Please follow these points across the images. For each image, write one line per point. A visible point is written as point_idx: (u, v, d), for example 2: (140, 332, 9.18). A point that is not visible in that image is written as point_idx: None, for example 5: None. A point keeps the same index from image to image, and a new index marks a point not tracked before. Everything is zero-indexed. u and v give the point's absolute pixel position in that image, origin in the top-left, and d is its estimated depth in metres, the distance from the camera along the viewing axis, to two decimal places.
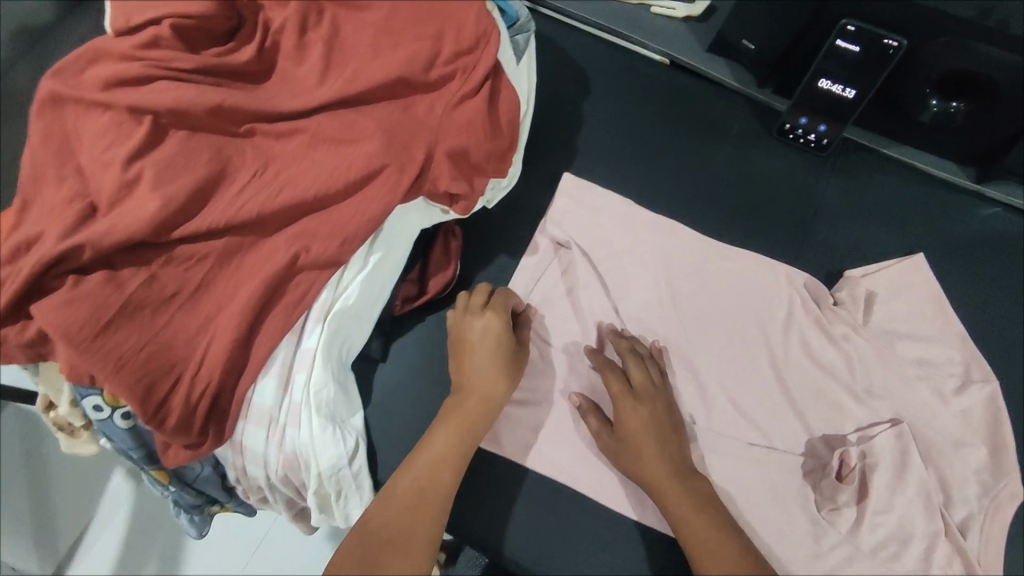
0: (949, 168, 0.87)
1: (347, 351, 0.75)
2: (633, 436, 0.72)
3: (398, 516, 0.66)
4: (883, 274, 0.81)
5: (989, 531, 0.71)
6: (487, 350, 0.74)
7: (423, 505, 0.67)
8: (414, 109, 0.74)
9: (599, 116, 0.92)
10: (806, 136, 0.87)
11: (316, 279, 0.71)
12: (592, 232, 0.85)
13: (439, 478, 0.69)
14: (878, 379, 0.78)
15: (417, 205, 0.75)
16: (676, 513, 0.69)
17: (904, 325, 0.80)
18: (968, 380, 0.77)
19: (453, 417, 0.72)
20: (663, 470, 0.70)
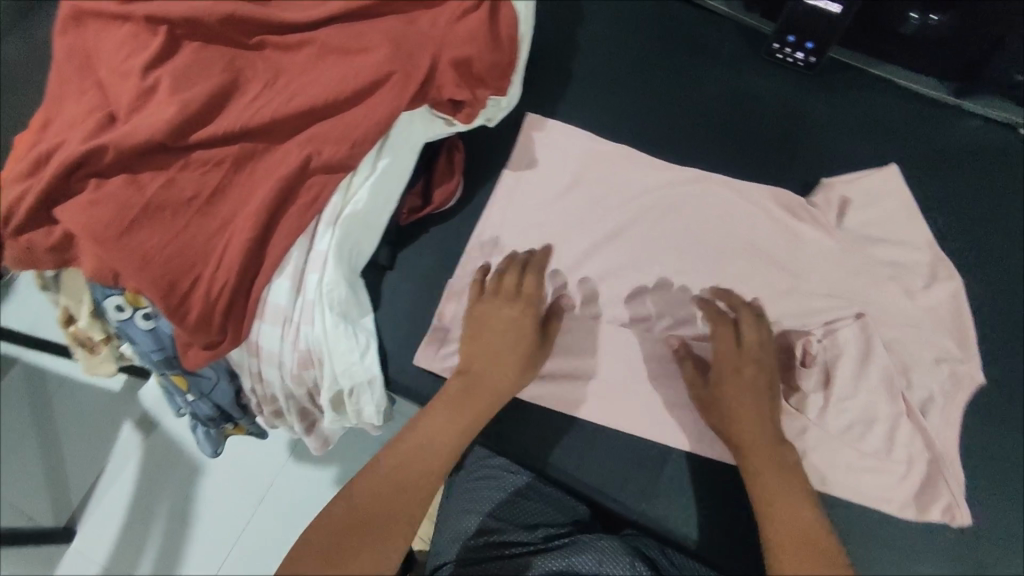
0: (932, 85, 0.91)
1: (358, 254, 0.79)
2: (733, 395, 0.73)
3: (382, 492, 0.66)
4: (861, 183, 0.85)
5: (948, 411, 0.78)
6: (514, 335, 0.75)
7: (417, 484, 0.67)
8: (419, 22, 0.77)
9: (594, 41, 0.95)
10: (794, 55, 0.91)
11: (327, 182, 0.75)
12: (576, 150, 0.89)
13: (439, 449, 0.70)
14: (858, 279, 0.83)
15: (421, 114, 0.79)
16: (761, 479, 0.70)
17: (878, 230, 0.84)
18: (935, 277, 0.82)
19: (446, 399, 0.73)
20: (757, 428, 0.71)
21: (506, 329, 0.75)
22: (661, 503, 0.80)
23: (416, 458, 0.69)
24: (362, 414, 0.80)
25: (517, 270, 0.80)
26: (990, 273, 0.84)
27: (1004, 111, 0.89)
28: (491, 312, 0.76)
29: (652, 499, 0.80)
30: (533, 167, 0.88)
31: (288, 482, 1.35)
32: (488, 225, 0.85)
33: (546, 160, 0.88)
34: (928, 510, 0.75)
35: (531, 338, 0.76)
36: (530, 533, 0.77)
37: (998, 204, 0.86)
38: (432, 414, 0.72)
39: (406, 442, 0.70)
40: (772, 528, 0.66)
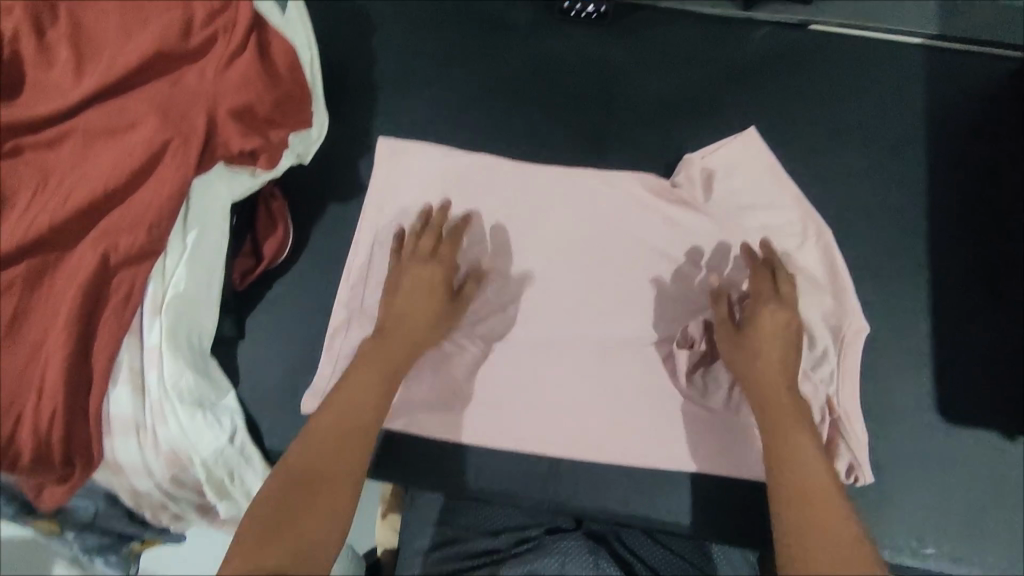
0: (719, 5, 0.93)
1: (197, 337, 0.73)
2: (763, 340, 0.71)
3: (316, 448, 0.63)
4: (721, 152, 0.83)
5: (844, 371, 0.77)
6: (428, 309, 0.75)
7: (355, 443, 0.65)
8: (184, 81, 0.72)
9: (392, 48, 0.92)
10: (585, 9, 0.92)
11: (135, 276, 0.70)
12: (418, 177, 0.84)
13: (366, 404, 0.68)
14: (720, 249, 0.81)
15: (219, 173, 0.73)
16: (779, 451, 0.65)
17: (745, 197, 0.83)
18: (806, 237, 0.81)
19: (375, 359, 0.71)
20: (779, 382, 0.70)
21: (412, 291, 0.75)
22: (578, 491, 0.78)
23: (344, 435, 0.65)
24: (253, 497, 0.74)
25: (422, 223, 0.80)
26: (816, 167, 0.87)
27: (790, 12, 0.92)
28: (416, 270, 0.76)
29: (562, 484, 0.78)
30: (382, 223, 0.82)
31: None
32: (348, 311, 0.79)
33: (395, 207, 0.83)
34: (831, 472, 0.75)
35: (442, 300, 0.75)
36: (495, 539, 0.74)
37: (811, 100, 0.89)
38: (359, 375, 0.70)
39: (333, 406, 0.67)
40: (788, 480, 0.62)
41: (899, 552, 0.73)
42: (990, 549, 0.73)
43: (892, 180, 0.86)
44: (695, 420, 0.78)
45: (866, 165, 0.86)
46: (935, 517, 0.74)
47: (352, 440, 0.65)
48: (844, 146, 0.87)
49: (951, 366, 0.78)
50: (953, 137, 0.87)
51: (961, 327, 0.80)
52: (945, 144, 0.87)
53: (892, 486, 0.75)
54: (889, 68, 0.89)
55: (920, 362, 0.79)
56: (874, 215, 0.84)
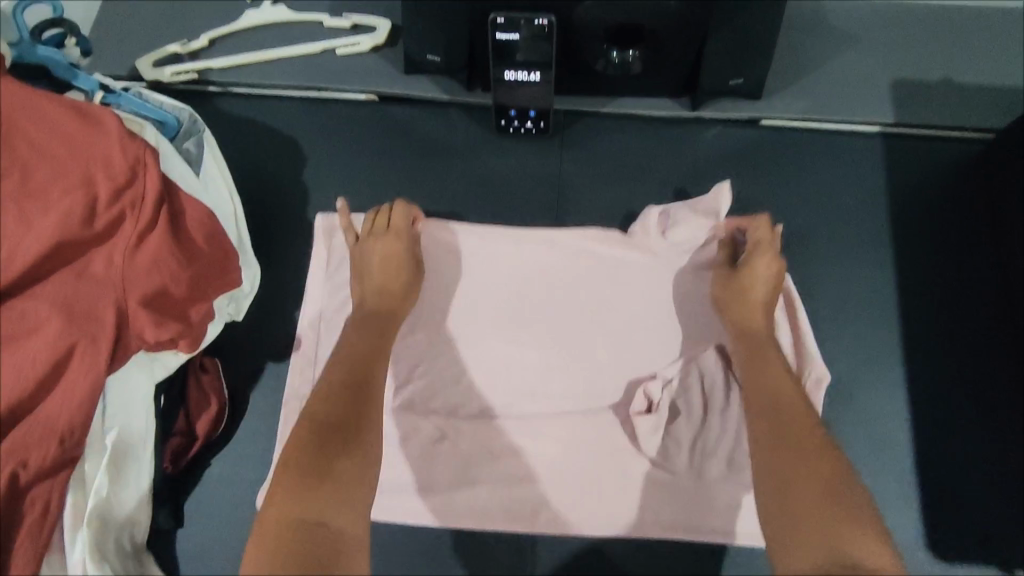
0: (666, 104, 0.88)
1: (128, 537, 0.70)
2: (754, 277, 0.74)
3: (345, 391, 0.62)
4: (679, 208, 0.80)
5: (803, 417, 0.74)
6: (398, 276, 0.75)
7: (363, 391, 0.62)
8: (91, 269, 0.67)
9: (325, 180, 0.88)
10: (522, 125, 0.87)
11: (52, 488, 0.64)
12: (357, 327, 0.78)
13: (359, 357, 0.67)
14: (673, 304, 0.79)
15: (137, 361, 0.69)
16: (761, 372, 0.68)
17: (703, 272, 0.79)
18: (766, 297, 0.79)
19: (370, 324, 0.71)
20: (760, 325, 0.73)
21: (386, 260, 0.75)
22: None
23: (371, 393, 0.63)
24: None
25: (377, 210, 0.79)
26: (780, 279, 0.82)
27: (740, 110, 0.87)
28: (377, 245, 0.76)
29: None
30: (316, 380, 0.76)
31: None
32: None
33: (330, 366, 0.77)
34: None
35: (412, 261, 0.76)
36: None
37: (766, 205, 0.85)
38: (362, 345, 0.68)
39: (340, 364, 0.65)
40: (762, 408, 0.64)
41: None
42: None
43: (858, 285, 0.82)
44: (658, 480, 0.74)
45: (829, 273, 0.83)
46: None
47: (365, 395, 0.62)
48: (806, 252, 0.83)
49: (942, 495, 0.73)
50: (916, 236, 0.84)
51: (942, 443, 0.75)
52: (907, 242, 0.83)
53: None
54: (843, 162, 0.86)
55: (908, 494, 0.74)
56: (843, 328, 0.80)
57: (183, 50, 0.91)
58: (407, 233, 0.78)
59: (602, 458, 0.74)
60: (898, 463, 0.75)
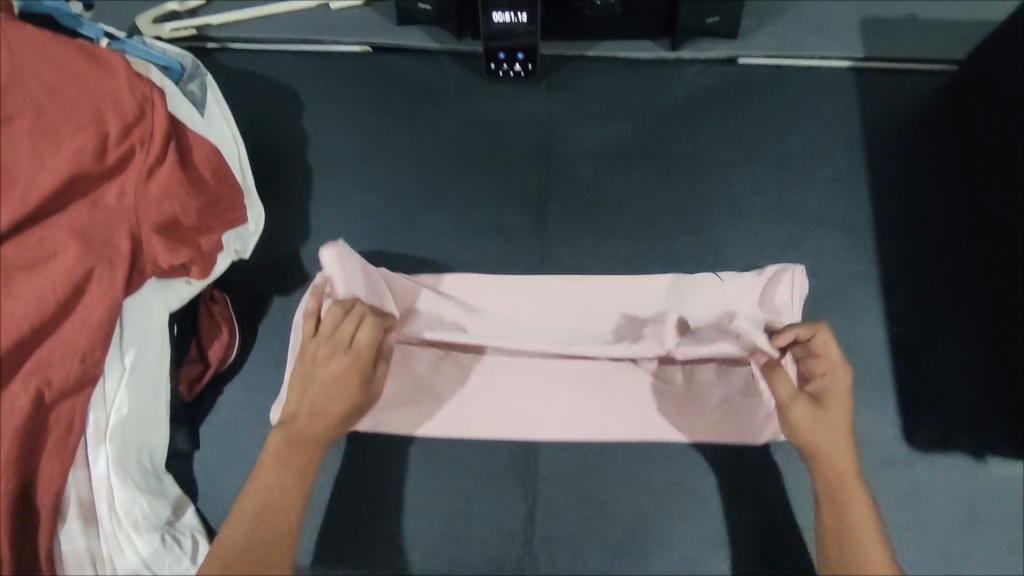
0: (647, 46, 0.92)
1: (149, 456, 0.73)
2: (820, 424, 0.68)
3: (255, 514, 0.66)
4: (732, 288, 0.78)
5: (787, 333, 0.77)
6: (340, 395, 0.70)
7: (294, 486, 0.68)
8: (104, 200, 0.70)
9: (322, 127, 0.91)
10: (511, 69, 0.91)
11: (74, 406, 0.67)
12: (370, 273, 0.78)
13: (280, 495, 0.67)
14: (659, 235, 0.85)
15: (151, 288, 0.73)
16: (849, 515, 0.66)
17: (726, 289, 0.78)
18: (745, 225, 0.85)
19: (284, 441, 0.69)
20: (839, 442, 0.68)
21: (331, 394, 0.70)
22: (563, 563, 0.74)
23: (249, 499, 0.67)
24: None
25: (336, 314, 0.72)
26: (760, 206, 0.86)
27: (717, 48, 0.91)
28: (318, 369, 0.70)
29: (536, 558, 0.74)
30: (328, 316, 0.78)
31: None
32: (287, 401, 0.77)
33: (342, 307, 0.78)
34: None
35: (361, 384, 0.71)
36: None
37: (747, 137, 0.89)
38: (273, 459, 0.69)
39: (255, 484, 0.68)
40: (838, 527, 0.66)
41: None
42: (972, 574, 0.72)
43: (838, 208, 0.85)
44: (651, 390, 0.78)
45: (809, 197, 0.86)
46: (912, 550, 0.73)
47: (274, 495, 0.67)
48: (787, 179, 0.87)
49: (920, 397, 0.77)
50: (891, 161, 0.87)
51: (919, 348, 0.79)
52: (884, 166, 0.87)
53: None
54: (818, 95, 0.90)
55: (888, 397, 0.78)
56: (824, 247, 0.84)
57: (181, 8, 0.94)
58: (363, 353, 0.71)
59: (594, 374, 0.79)
60: (879, 367, 0.79)
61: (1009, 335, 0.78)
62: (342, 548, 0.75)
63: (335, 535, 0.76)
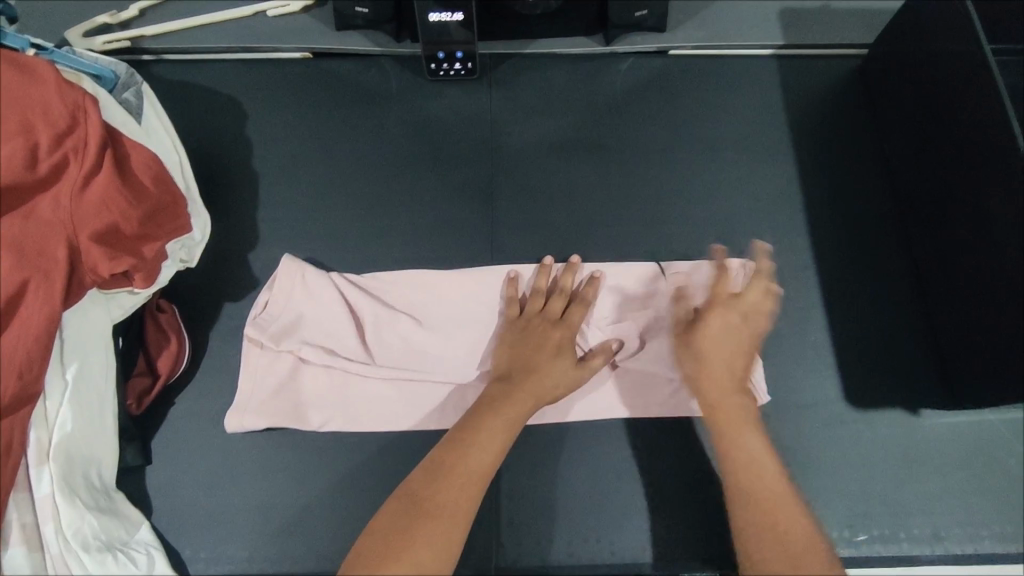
0: (583, 43, 0.96)
1: (97, 474, 0.70)
2: (709, 341, 0.72)
3: (454, 489, 0.63)
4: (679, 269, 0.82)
5: None
6: (555, 359, 0.73)
7: (467, 494, 0.63)
8: (36, 211, 0.68)
9: (265, 134, 0.91)
10: (452, 68, 0.92)
11: (12, 427, 0.64)
12: (317, 281, 0.79)
13: (474, 476, 0.64)
14: (609, 221, 0.87)
15: (92, 300, 0.71)
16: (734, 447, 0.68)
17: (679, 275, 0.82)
18: (689, 205, 0.88)
19: (526, 386, 0.71)
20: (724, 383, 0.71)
21: (552, 344, 0.74)
22: (530, 548, 0.74)
23: (466, 461, 0.64)
24: None
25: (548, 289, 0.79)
26: (699, 188, 0.89)
27: (648, 42, 0.96)
28: (545, 332, 0.75)
29: (503, 546, 0.74)
30: (277, 322, 0.78)
31: None
32: (242, 414, 0.76)
33: (292, 315, 0.78)
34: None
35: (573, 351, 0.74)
36: None
37: (684, 123, 0.92)
38: (487, 417, 0.68)
39: (479, 439, 0.66)
40: (734, 464, 0.67)
41: (836, 546, 0.75)
42: (917, 523, 0.76)
43: (773, 186, 0.89)
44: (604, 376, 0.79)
45: (745, 178, 0.90)
46: (862, 505, 0.76)
47: (479, 467, 0.64)
48: (724, 162, 0.91)
49: (858, 359, 0.81)
50: (816, 140, 0.92)
51: (854, 313, 0.84)
52: (810, 146, 0.92)
53: (819, 481, 0.77)
54: (746, 82, 0.95)
55: (830, 361, 0.81)
56: (763, 223, 0.88)
57: (114, 21, 0.93)
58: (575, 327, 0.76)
59: None
60: (820, 333, 0.82)
61: (930, 296, 0.83)
62: (303, 556, 0.73)
63: (299, 545, 0.73)
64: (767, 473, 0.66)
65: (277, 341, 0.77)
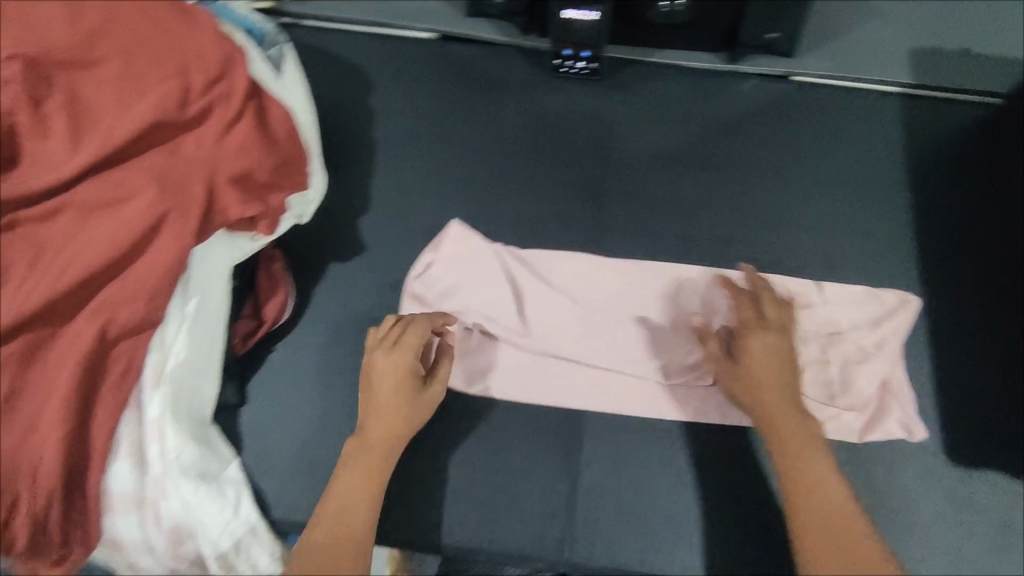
0: (708, 58, 0.96)
1: (199, 407, 0.72)
2: (758, 368, 0.72)
3: (350, 495, 0.69)
4: (842, 293, 0.83)
5: (894, 346, 0.80)
6: (411, 395, 0.73)
7: (371, 483, 0.70)
8: (182, 149, 0.71)
9: (388, 106, 0.93)
10: (576, 66, 0.94)
11: (134, 348, 0.68)
12: (481, 253, 0.83)
13: (370, 473, 0.70)
14: (716, 238, 0.87)
15: (218, 240, 0.73)
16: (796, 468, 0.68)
17: (842, 299, 0.83)
18: (797, 233, 0.87)
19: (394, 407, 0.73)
20: (777, 402, 0.71)
21: (394, 377, 0.73)
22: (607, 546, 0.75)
23: (368, 459, 0.71)
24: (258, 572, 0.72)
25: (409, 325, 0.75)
26: (809, 217, 0.88)
27: (774, 65, 0.95)
28: (373, 366, 0.73)
29: (575, 540, 0.75)
30: (442, 285, 0.82)
31: None
32: None
33: (457, 280, 0.82)
34: (886, 431, 0.78)
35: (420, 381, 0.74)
36: None
37: (801, 150, 0.92)
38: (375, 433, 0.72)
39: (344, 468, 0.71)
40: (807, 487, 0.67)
41: None
42: None
43: (886, 225, 0.88)
44: None
45: (858, 214, 0.88)
46: (946, 565, 0.74)
47: (365, 471, 0.71)
48: (838, 195, 0.89)
49: (958, 413, 0.79)
50: (937, 186, 0.90)
51: (959, 366, 0.81)
52: (930, 191, 0.90)
53: (906, 531, 0.75)
54: (869, 117, 0.93)
55: (927, 411, 0.80)
56: (872, 261, 0.86)
57: None
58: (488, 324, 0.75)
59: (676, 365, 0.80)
60: (919, 381, 0.81)
61: None
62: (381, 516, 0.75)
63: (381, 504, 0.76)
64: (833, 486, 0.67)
65: (439, 301, 0.81)
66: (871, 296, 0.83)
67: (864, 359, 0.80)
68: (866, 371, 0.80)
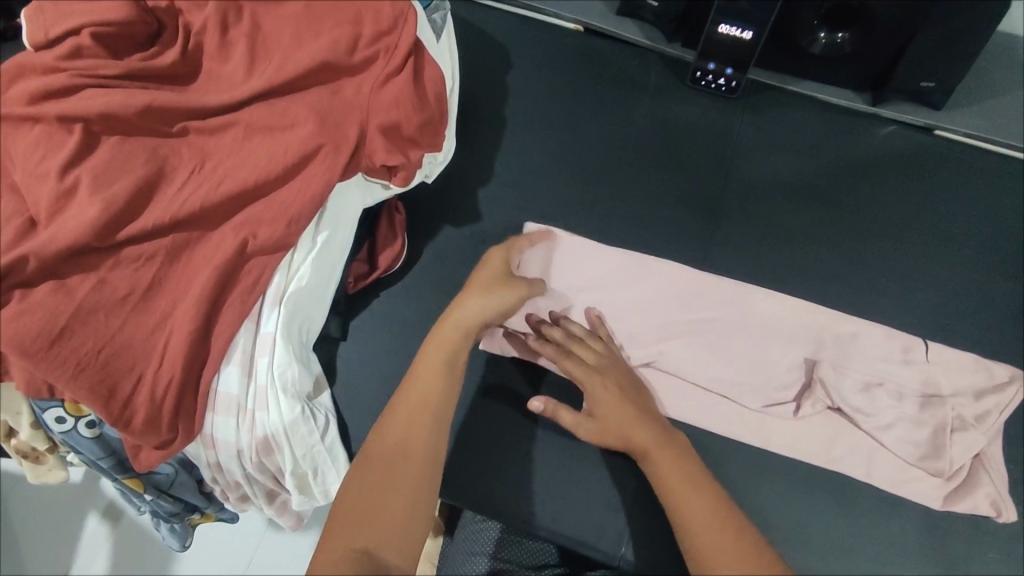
0: (848, 96, 0.95)
1: (307, 332, 0.77)
2: (603, 408, 0.72)
3: (403, 425, 0.66)
4: (949, 355, 0.80)
5: (997, 421, 0.76)
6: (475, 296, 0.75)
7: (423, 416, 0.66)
8: (343, 91, 0.77)
9: (524, 86, 0.96)
10: (716, 81, 0.94)
11: (266, 264, 0.73)
12: (587, 249, 0.85)
13: (423, 404, 0.67)
14: (826, 277, 0.86)
15: (357, 182, 0.78)
16: (663, 480, 0.67)
17: (946, 362, 0.80)
18: (912, 289, 0.85)
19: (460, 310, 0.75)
20: (637, 423, 0.71)
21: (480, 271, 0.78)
22: (671, 555, 0.74)
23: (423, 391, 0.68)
24: (329, 495, 0.79)
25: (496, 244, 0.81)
26: (928, 275, 0.86)
27: (918, 115, 0.93)
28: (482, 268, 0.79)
29: (633, 542, 0.75)
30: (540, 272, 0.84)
31: (274, 554, 1.14)
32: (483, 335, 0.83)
33: (558, 270, 0.85)
34: (971, 503, 0.74)
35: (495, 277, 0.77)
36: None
37: (932, 206, 0.89)
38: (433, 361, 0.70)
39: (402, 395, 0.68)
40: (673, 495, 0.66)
41: None
42: None
43: (1009, 300, 0.84)
44: (812, 423, 0.78)
45: (980, 282, 0.85)
46: None
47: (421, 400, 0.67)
48: (964, 259, 0.86)
49: None
50: None
51: None
52: None
53: None
54: (1011, 186, 0.90)
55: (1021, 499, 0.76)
56: (987, 334, 0.83)
57: None
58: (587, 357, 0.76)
59: (762, 393, 0.79)
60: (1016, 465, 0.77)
61: None
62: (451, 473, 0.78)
63: (447, 462, 0.78)
64: (703, 506, 0.64)
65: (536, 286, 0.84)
66: (979, 364, 0.79)
67: (961, 427, 0.76)
68: (963, 441, 0.75)
